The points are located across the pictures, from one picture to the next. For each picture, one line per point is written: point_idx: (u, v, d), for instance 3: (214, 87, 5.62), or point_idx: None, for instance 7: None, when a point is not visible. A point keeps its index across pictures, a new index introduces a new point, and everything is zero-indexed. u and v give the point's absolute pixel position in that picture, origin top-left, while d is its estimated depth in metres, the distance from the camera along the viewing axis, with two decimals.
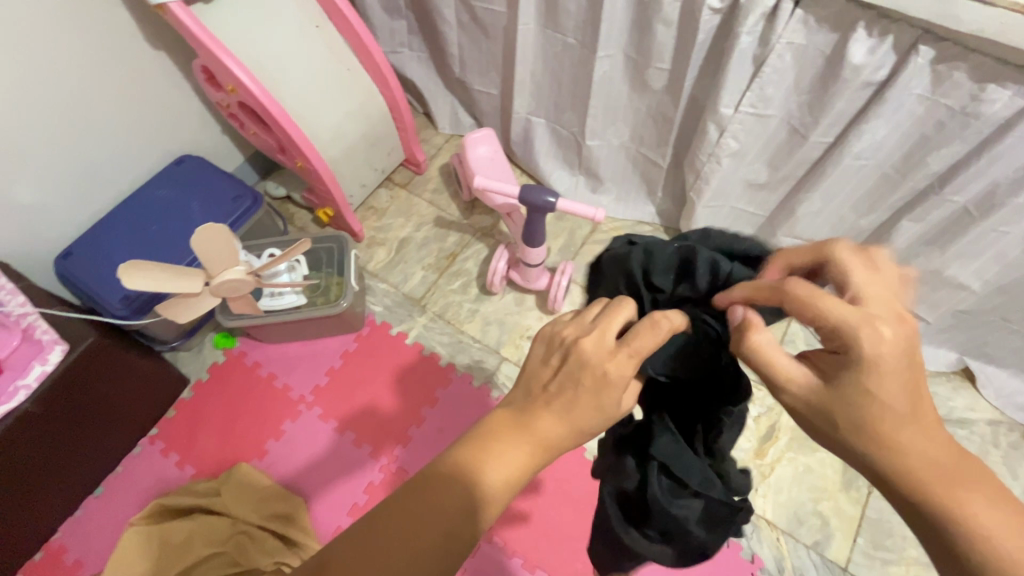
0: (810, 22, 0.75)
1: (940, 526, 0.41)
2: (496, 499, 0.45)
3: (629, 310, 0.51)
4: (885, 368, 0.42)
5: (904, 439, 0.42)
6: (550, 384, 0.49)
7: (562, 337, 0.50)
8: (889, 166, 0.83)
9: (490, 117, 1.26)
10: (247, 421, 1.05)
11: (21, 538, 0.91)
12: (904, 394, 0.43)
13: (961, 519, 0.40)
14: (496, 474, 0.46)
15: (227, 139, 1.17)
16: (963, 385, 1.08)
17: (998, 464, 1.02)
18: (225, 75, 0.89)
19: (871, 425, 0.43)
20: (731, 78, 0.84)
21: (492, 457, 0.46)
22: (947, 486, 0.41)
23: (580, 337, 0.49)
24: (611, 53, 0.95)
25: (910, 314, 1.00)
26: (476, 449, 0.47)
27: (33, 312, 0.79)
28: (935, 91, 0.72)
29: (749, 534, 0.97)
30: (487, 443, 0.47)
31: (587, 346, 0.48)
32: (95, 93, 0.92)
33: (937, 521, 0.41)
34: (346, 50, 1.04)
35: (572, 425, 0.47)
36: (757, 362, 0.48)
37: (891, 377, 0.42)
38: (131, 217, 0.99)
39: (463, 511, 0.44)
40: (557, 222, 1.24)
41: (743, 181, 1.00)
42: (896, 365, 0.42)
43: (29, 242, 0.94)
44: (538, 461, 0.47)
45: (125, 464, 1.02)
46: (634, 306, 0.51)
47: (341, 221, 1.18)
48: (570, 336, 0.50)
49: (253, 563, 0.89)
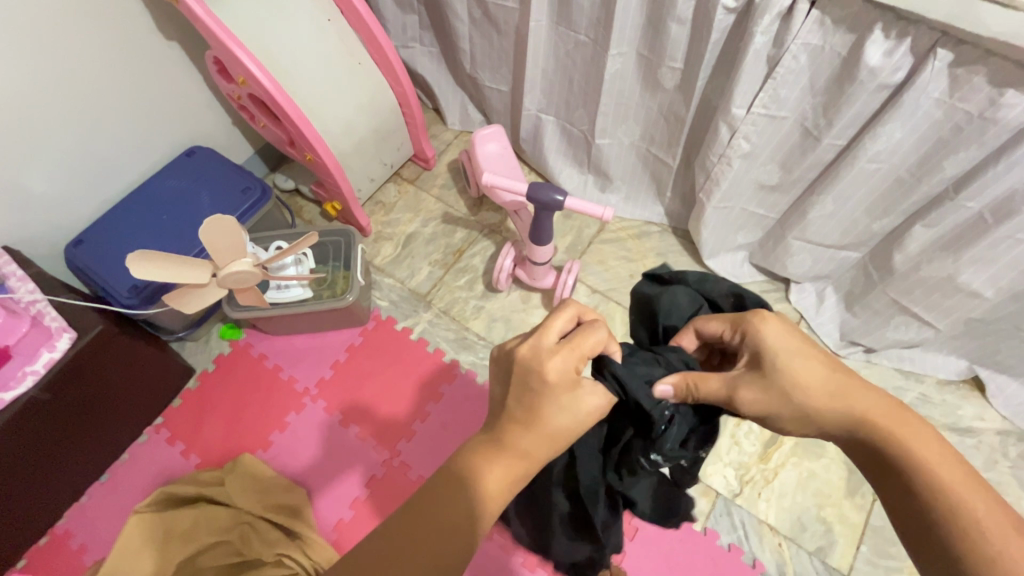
0: (827, 22, 0.74)
1: (893, 467, 0.53)
2: (493, 500, 0.49)
3: (572, 311, 0.55)
4: (796, 359, 0.56)
5: (829, 395, 0.55)
6: (509, 397, 0.52)
7: (507, 348, 0.54)
8: (903, 171, 0.82)
9: (500, 114, 1.25)
10: (252, 412, 1.06)
11: (27, 523, 0.92)
12: (816, 372, 0.55)
13: (902, 456, 0.52)
14: (488, 479, 0.49)
15: (237, 131, 1.17)
16: (973, 394, 1.07)
17: (1006, 474, 1.01)
18: (237, 66, 0.89)
19: (809, 391, 0.55)
20: (745, 78, 0.83)
21: (481, 466, 0.50)
22: (887, 421, 0.53)
23: (519, 344, 0.53)
24: (623, 51, 0.94)
25: (921, 321, 0.99)
26: (465, 459, 0.51)
27: (41, 299, 0.81)
28: (953, 95, 0.71)
29: (751, 538, 0.97)
30: (474, 454, 0.51)
31: (525, 350, 0.52)
32: (107, 83, 0.92)
33: (891, 463, 0.53)
34: (357, 44, 1.04)
35: (547, 430, 0.50)
36: (711, 394, 0.58)
37: (799, 361, 0.56)
38: (140, 207, 1.00)
39: (464, 511, 0.49)
40: (565, 221, 1.24)
41: (754, 183, 0.99)
42: (796, 352, 0.56)
43: (40, 229, 0.95)
44: (525, 465, 0.50)
45: (131, 452, 1.02)
46: (572, 308, 0.55)
47: (349, 215, 1.18)
48: (512, 346, 0.54)
49: (256, 553, 0.90)
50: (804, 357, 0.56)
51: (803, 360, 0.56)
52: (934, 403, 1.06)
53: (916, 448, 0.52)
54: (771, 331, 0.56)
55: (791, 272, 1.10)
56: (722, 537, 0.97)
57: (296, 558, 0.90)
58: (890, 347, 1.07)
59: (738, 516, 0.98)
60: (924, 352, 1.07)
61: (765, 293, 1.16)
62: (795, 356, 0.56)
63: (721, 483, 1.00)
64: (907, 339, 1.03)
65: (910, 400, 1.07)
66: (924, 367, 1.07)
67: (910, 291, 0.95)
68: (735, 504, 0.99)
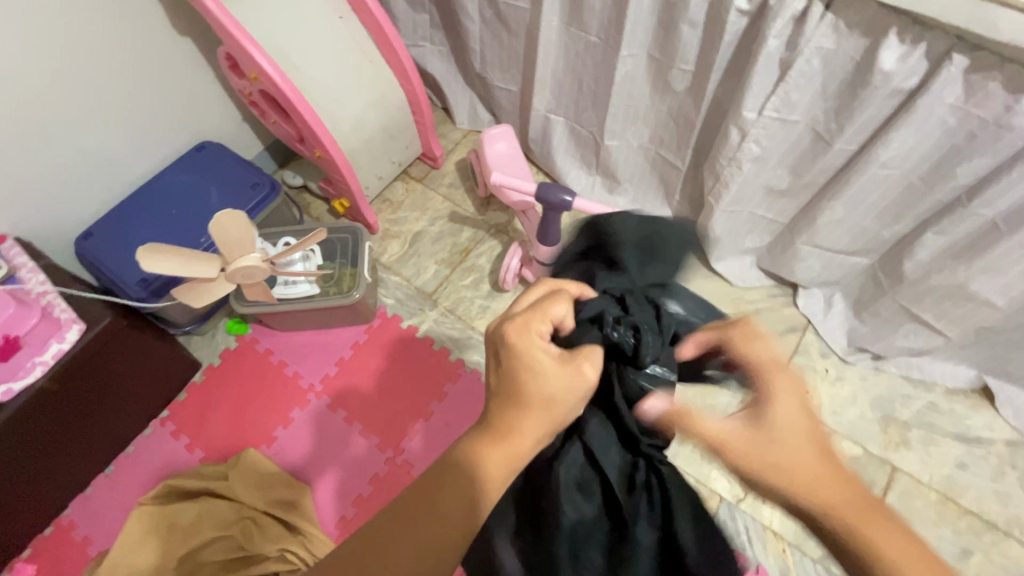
0: (840, 26, 0.73)
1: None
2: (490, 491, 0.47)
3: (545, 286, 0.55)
4: (791, 420, 0.48)
5: (814, 474, 0.46)
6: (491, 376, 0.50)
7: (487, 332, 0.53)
8: (915, 177, 0.82)
9: (509, 114, 1.25)
10: (256, 407, 1.06)
11: (32, 512, 0.92)
12: (806, 439, 0.48)
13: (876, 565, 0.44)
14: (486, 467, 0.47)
15: (247, 126, 1.18)
16: (981, 404, 1.06)
17: (1014, 486, 1.00)
18: (249, 62, 0.89)
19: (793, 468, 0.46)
20: (757, 82, 0.83)
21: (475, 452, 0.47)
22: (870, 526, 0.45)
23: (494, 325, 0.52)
24: (634, 52, 0.94)
25: (930, 329, 0.98)
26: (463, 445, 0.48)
27: (52, 291, 0.82)
28: (967, 101, 0.70)
29: (754, 544, 0.96)
30: (469, 441, 0.48)
31: (491, 326, 0.51)
32: (120, 77, 0.93)
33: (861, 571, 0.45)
34: (368, 41, 1.04)
35: (538, 407, 0.47)
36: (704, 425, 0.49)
37: (793, 424, 0.48)
38: (150, 201, 1.01)
39: (461, 506, 0.47)
40: (573, 221, 1.23)
41: (764, 187, 0.98)
42: (799, 427, 0.48)
43: (51, 222, 0.95)
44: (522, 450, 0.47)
45: (136, 445, 1.03)
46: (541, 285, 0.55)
47: (357, 212, 1.18)
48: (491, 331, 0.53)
49: (257, 547, 0.90)
50: (798, 421, 0.48)
51: (799, 420, 0.49)
52: (942, 412, 1.05)
53: (881, 535, 0.44)
54: (784, 397, 0.49)
55: (799, 277, 1.10)
56: (725, 542, 0.96)
57: (297, 553, 0.90)
58: (899, 354, 1.06)
59: (742, 521, 0.97)
60: (932, 360, 1.06)
61: (772, 298, 1.16)
62: (790, 415, 0.48)
63: (725, 487, 1.00)
64: (916, 346, 1.03)
65: (918, 408, 1.06)
66: (931, 376, 1.06)
67: (920, 299, 0.94)
68: (739, 509, 0.98)
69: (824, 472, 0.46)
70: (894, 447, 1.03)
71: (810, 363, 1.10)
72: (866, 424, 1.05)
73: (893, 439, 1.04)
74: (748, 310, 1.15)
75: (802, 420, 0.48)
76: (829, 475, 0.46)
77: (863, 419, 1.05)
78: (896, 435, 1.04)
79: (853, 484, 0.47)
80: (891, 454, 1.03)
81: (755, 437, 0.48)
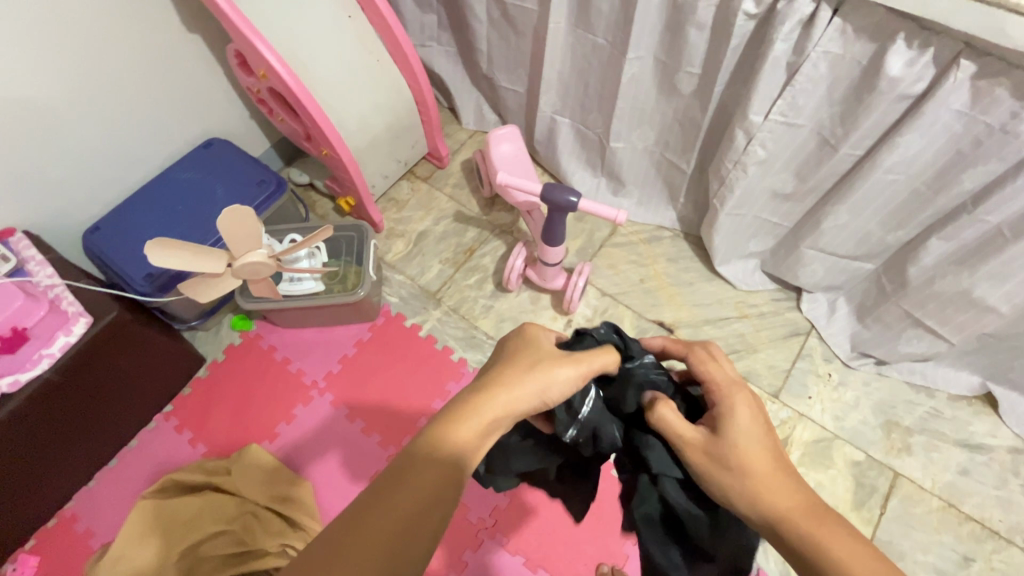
0: (848, 31, 0.73)
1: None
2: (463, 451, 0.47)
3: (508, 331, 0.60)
4: (746, 434, 0.52)
5: (764, 479, 0.49)
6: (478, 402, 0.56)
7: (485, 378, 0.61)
8: (921, 183, 0.82)
9: (515, 115, 1.25)
10: (260, 402, 1.07)
11: (35, 504, 0.93)
12: (762, 446, 0.51)
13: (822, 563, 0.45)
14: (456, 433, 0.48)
15: (254, 124, 1.19)
16: (985, 411, 1.05)
17: (1017, 493, 0.99)
18: (258, 60, 0.90)
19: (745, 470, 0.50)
20: (764, 86, 0.83)
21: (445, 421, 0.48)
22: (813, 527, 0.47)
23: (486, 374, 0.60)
24: (641, 55, 0.95)
25: (934, 335, 0.98)
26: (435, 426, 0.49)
27: (60, 284, 0.83)
28: (974, 108, 0.70)
29: (755, 547, 0.96)
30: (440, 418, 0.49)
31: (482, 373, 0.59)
32: (130, 73, 0.94)
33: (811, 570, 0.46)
34: (376, 41, 1.05)
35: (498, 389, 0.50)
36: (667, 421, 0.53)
37: (750, 434, 0.52)
38: (158, 196, 1.01)
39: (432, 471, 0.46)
40: (577, 223, 1.24)
41: (769, 191, 0.98)
42: (756, 438, 0.51)
43: (60, 215, 0.96)
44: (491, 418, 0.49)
45: (139, 438, 1.03)
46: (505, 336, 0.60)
47: (362, 210, 1.19)
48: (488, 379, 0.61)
49: (259, 542, 0.91)
50: (752, 433, 0.52)
51: (755, 432, 0.52)
52: (945, 419, 1.05)
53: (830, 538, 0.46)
54: (742, 412, 0.52)
55: (803, 282, 1.10)
56: None
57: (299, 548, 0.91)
58: (902, 359, 1.06)
59: None
60: (936, 366, 1.06)
61: (776, 302, 1.16)
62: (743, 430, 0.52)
63: None
64: (920, 352, 1.02)
65: (920, 414, 1.06)
66: (935, 382, 1.06)
67: (924, 304, 0.94)
68: None
69: (777, 481, 0.49)
70: (896, 453, 1.03)
71: (813, 367, 1.10)
72: (869, 429, 1.05)
73: (895, 445, 1.04)
74: (752, 314, 1.15)
75: (759, 436, 0.52)
76: (780, 484, 0.49)
77: (865, 424, 1.05)
78: (898, 441, 1.04)
79: (805, 494, 0.49)
80: (894, 460, 1.02)
81: (710, 446, 0.51)
